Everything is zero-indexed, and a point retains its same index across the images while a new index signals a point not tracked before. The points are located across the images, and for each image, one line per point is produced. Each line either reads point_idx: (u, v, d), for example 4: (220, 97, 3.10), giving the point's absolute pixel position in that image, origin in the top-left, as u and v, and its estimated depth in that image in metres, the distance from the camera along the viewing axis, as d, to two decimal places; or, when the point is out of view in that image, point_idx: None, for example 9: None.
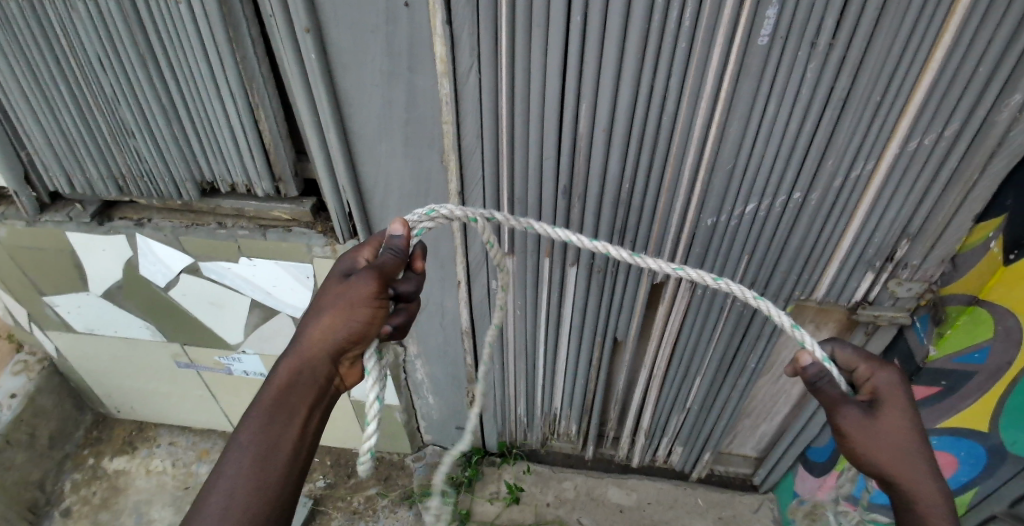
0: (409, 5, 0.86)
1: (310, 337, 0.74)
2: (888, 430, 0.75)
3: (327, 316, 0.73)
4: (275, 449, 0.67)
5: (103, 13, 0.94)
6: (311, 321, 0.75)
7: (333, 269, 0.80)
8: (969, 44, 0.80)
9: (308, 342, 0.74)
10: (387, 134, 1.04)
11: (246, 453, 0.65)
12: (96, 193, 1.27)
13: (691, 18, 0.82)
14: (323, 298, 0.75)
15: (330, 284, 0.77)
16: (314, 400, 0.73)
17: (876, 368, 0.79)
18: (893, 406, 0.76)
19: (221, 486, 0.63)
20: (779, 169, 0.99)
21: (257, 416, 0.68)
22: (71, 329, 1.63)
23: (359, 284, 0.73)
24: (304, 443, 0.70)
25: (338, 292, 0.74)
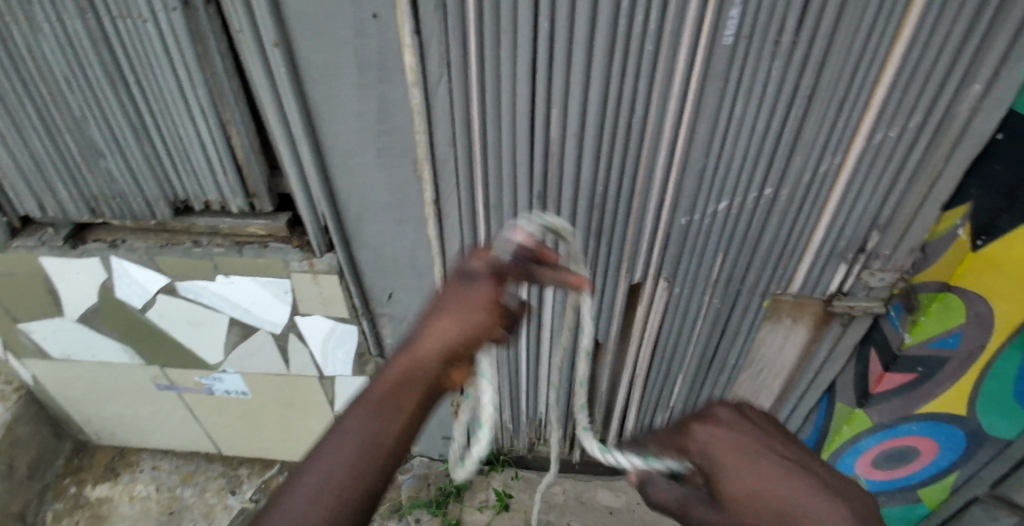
0: (377, 17, 0.86)
1: (423, 321, 0.66)
2: (739, 485, 0.72)
3: (443, 311, 0.65)
4: (368, 447, 0.57)
5: (69, 33, 0.93)
6: (428, 309, 0.67)
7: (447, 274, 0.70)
8: (928, 36, 0.82)
9: (421, 330, 0.65)
10: (360, 146, 1.04)
11: (343, 447, 0.56)
12: (67, 215, 1.25)
13: (656, 20, 0.83)
14: (441, 295, 0.67)
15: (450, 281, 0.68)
16: (419, 401, 0.62)
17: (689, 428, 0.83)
18: (718, 453, 0.77)
19: (317, 467, 0.55)
20: (749, 167, 1.01)
21: (374, 392, 0.61)
22: (47, 356, 1.60)
23: (482, 289, 0.66)
24: (403, 443, 0.59)
25: (458, 294, 0.66)
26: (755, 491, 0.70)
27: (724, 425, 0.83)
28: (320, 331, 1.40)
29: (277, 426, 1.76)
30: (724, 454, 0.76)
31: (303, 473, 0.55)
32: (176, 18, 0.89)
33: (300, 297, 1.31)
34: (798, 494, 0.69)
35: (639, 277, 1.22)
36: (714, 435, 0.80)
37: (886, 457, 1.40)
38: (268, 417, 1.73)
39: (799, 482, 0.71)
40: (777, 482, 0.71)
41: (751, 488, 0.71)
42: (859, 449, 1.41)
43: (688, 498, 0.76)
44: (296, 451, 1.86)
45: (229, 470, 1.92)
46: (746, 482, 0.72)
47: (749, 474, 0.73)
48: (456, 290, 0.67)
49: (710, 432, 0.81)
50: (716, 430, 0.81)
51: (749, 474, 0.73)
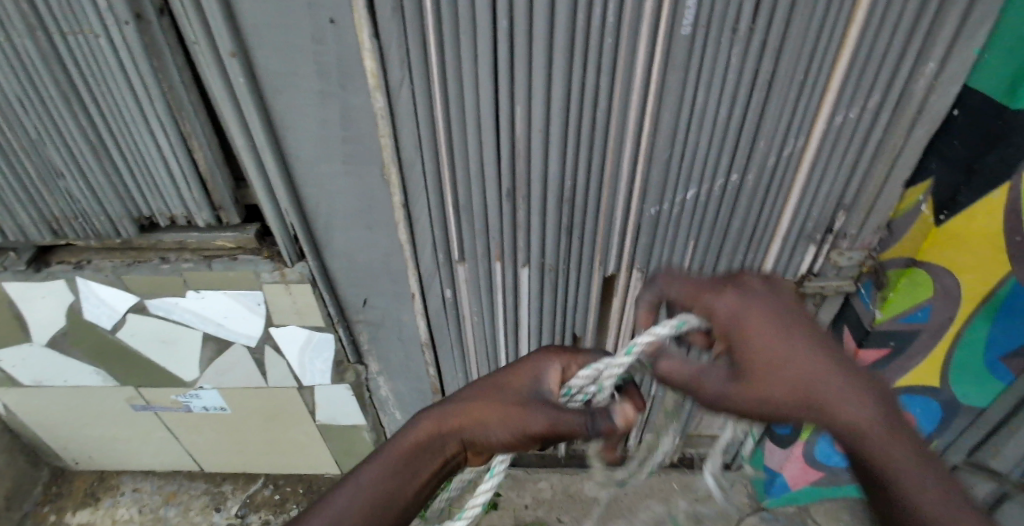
0: (335, 22, 0.85)
1: (465, 393, 0.74)
2: (777, 376, 0.66)
3: (485, 403, 0.72)
4: (383, 504, 0.68)
5: (18, 52, 0.90)
6: (475, 386, 0.74)
7: (527, 359, 0.76)
8: (882, 18, 0.83)
9: (462, 400, 0.73)
10: (325, 153, 1.03)
11: (363, 491, 0.68)
12: (29, 239, 1.22)
13: (614, 14, 0.83)
14: (499, 383, 0.74)
15: (513, 378, 0.74)
16: (434, 470, 0.72)
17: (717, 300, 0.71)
18: (754, 335, 0.68)
19: (345, 491, 0.68)
20: (714, 154, 1.02)
21: (399, 442, 0.72)
22: (19, 383, 1.56)
23: (533, 415, 0.69)
24: (412, 504, 0.71)
25: (509, 402, 0.71)
26: (795, 384, 0.65)
27: (758, 297, 0.71)
28: (296, 341, 1.39)
29: (260, 440, 1.74)
30: (762, 337, 0.68)
31: (326, 501, 0.68)
32: (128, 32, 0.87)
33: (274, 308, 1.30)
34: (840, 397, 0.65)
35: (613, 269, 1.23)
36: (750, 311, 0.69)
37: None
38: (249, 431, 1.71)
39: (845, 387, 0.65)
40: (820, 379, 0.66)
41: (789, 379, 0.65)
42: None
43: (701, 374, 0.68)
44: (280, 464, 1.84)
45: (213, 487, 1.90)
46: (780, 369, 0.66)
47: (790, 371, 0.66)
48: (513, 393, 0.72)
49: (742, 302, 0.70)
50: (752, 305, 0.70)
51: (783, 354, 0.66)
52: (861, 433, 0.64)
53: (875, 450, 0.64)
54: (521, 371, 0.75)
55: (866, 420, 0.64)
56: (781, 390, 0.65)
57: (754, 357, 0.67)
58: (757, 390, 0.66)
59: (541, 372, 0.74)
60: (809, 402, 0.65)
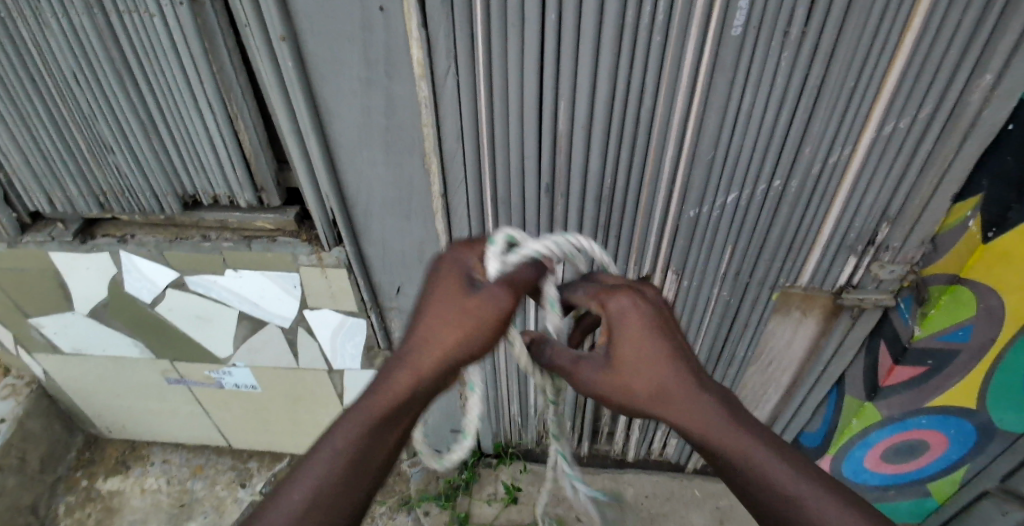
0: (384, 11, 0.86)
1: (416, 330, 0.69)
2: (643, 385, 0.65)
3: (443, 322, 0.68)
4: (364, 461, 0.64)
5: (76, 28, 0.93)
6: (425, 314, 0.69)
7: (456, 269, 0.72)
8: (938, 27, 0.81)
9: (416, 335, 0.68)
10: (368, 140, 1.04)
11: (338, 455, 0.63)
12: (77, 210, 1.25)
13: (664, 12, 0.82)
14: (447, 300, 0.69)
15: (451, 289, 0.70)
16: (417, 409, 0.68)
17: (603, 299, 0.69)
18: (628, 343, 0.66)
19: (320, 454, 0.63)
20: (757, 159, 1.00)
21: (370, 399, 0.66)
22: (58, 350, 1.61)
23: (497, 303, 0.68)
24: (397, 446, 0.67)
25: (465, 304, 0.68)
26: (661, 403, 0.65)
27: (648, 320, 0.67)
28: (329, 325, 1.42)
29: (287, 419, 1.77)
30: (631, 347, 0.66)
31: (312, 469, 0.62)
32: (181, 13, 0.89)
33: (309, 291, 1.32)
34: (714, 419, 0.63)
35: (647, 270, 1.23)
36: (617, 321, 0.67)
37: (894, 451, 1.40)
38: (277, 411, 1.74)
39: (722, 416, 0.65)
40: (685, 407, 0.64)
41: (660, 395, 0.65)
42: (869, 442, 1.42)
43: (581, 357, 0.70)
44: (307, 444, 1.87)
45: (239, 463, 1.94)
46: (650, 390, 0.65)
47: (653, 379, 0.65)
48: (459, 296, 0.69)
49: (626, 308, 0.67)
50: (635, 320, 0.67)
51: (653, 368, 0.66)
52: (745, 464, 0.62)
53: (765, 485, 0.61)
54: (450, 280, 0.71)
55: (753, 451, 0.62)
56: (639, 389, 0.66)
57: (622, 360, 0.66)
58: (625, 395, 0.66)
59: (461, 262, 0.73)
60: (676, 420, 0.65)
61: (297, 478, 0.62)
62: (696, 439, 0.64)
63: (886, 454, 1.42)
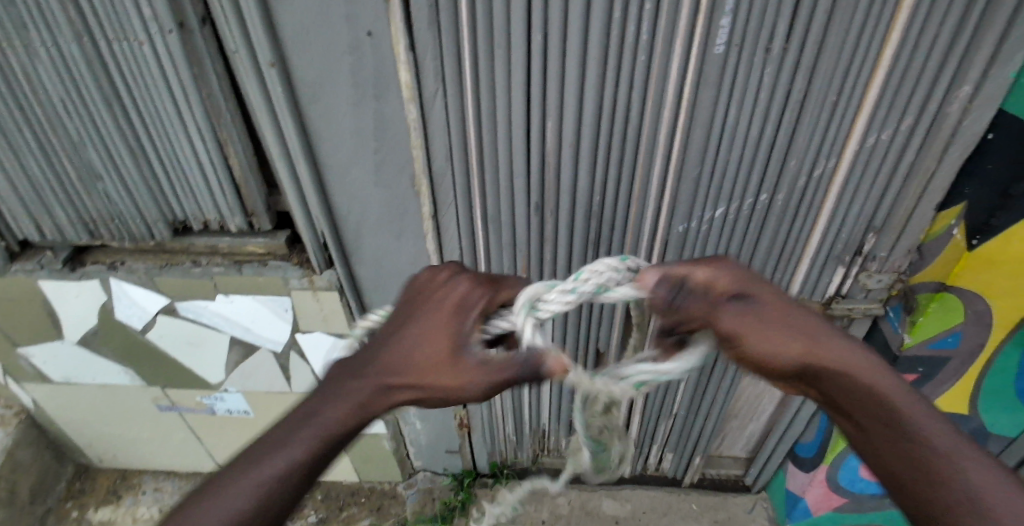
0: (372, 35, 0.87)
1: (390, 364, 0.67)
2: (784, 325, 0.64)
3: (421, 364, 0.66)
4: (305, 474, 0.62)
5: (65, 57, 0.93)
6: (410, 346, 0.68)
7: (453, 307, 0.69)
8: (916, 41, 0.83)
9: (387, 368, 0.67)
10: (359, 163, 1.05)
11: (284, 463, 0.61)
12: (66, 238, 1.25)
13: (648, 30, 0.84)
14: (434, 341, 0.67)
15: (442, 340, 0.67)
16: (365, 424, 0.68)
17: (710, 264, 0.67)
18: (762, 294, 0.66)
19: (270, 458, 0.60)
20: (743, 173, 1.01)
21: (331, 411, 0.64)
22: (47, 379, 1.59)
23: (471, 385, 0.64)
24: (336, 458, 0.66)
25: (445, 358, 0.66)
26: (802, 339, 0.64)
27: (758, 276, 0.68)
28: (322, 347, 1.41)
29: None
30: (762, 292, 0.66)
31: (230, 489, 0.59)
32: (171, 40, 0.89)
33: (301, 313, 1.32)
34: (849, 352, 0.64)
35: None
36: (739, 278, 0.66)
37: None
38: None
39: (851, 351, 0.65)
40: (824, 343, 0.64)
41: (799, 331, 0.64)
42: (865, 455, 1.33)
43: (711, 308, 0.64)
44: None
45: None
46: (784, 332, 0.63)
47: (791, 321, 0.64)
48: (446, 355, 0.66)
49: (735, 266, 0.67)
50: (750, 273, 0.67)
51: (784, 313, 0.65)
52: (875, 389, 0.63)
53: (916, 424, 0.60)
54: (448, 330, 0.67)
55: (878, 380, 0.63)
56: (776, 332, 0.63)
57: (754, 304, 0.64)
58: (765, 337, 0.63)
59: (468, 311, 0.68)
60: (823, 355, 0.63)
61: (225, 485, 0.60)
62: (836, 373, 0.63)
63: None
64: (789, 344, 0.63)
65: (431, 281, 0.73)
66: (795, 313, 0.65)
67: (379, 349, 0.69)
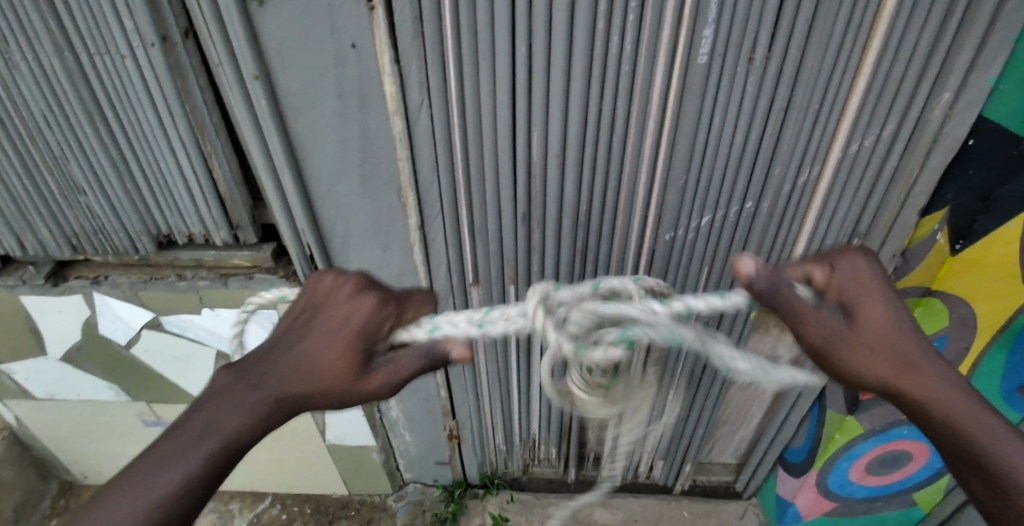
0: (356, 47, 0.86)
1: (285, 372, 0.63)
2: (880, 337, 0.63)
3: (329, 368, 0.63)
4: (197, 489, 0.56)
5: (46, 71, 0.93)
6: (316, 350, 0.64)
7: (362, 312, 0.67)
8: (896, 50, 0.84)
9: (281, 378, 0.63)
10: (344, 175, 1.04)
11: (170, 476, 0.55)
12: (48, 253, 1.23)
13: (632, 41, 0.84)
14: (341, 344, 0.65)
15: (348, 350, 0.64)
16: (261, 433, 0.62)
17: (831, 262, 0.66)
18: (865, 302, 0.64)
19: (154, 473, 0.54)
20: (728, 182, 1.02)
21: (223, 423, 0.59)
22: (30, 395, 1.57)
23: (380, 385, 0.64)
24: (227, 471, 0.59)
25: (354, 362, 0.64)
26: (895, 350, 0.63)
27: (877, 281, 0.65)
28: None
29: (271, 460, 1.74)
30: (870, 300, 0.64)
31: (112, 516, 0.53)
32: (153, 54, 0.89)
33: None
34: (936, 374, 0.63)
35: None
36: (862, 284, 0.65)
37: (880, 461, 1.35)
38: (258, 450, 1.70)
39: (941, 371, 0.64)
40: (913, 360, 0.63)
41: (893, 344, 0.63)
42: (855, 454, 1.36)
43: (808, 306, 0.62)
44: (291, 482, 1.83)
45: (220, 505, 1.88)
46: (880, 338, 0.63)
47: (889, 333, 0.63)
48: (352, 356, 0.64)
49: (855, 269, 0.65)
50: (867, 278, 0.65)
51: (887, 321, 0.64)
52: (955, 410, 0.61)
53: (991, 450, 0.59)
54: (349, 339, 0.65)
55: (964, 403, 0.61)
56: (873, 336, 0.63)
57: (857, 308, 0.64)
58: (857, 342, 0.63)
59: (375, 321, 0.67)
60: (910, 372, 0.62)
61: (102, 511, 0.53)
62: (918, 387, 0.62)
63: (872, 465, 1.37)
64: (880, 349, 0.63)
65: (327, 290, 0.70)
66: (897, 326, 0.64)
67: (271, 358, 0.65)
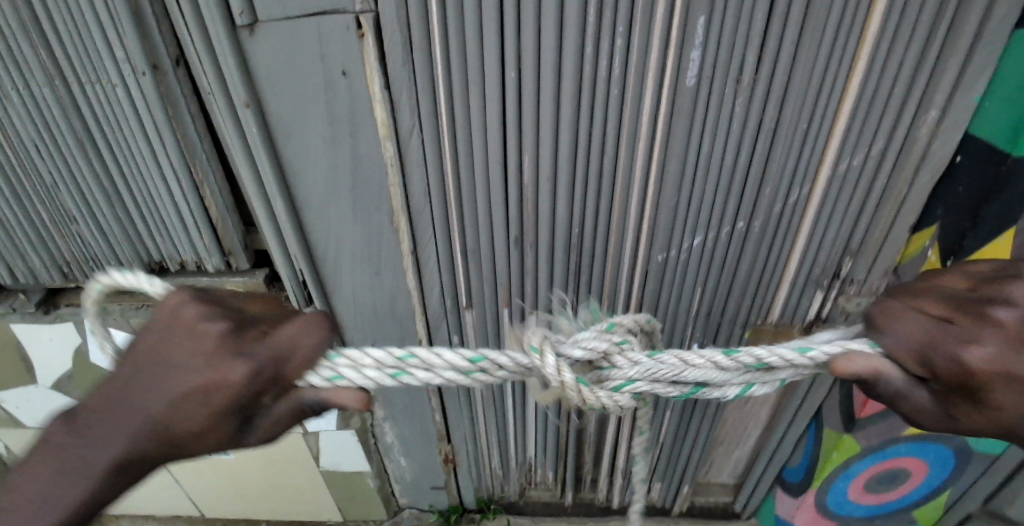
0: (347, 74, 0.87)
1: (151, 421, 0.63)
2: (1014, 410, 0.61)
3: (194, 406, 0.62)
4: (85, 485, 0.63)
5: (36, 100, 0.93)
6: (179, 383, 0.62)
7: (228, 351, 0.62)
8: (881, 70, 0.85)
9: (144, 427, 0.63)
10: (336, 202, 1.04)
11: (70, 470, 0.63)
12: (39, 281, 1.22)
13: (621, 66, 0.85)
14: (205, 386, 0.61)
15: (215, 393, 0.61)
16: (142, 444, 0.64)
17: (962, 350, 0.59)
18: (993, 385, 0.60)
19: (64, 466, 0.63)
20: (718, 203, 1.03)
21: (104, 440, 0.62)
22: (19, 424, 1.55)
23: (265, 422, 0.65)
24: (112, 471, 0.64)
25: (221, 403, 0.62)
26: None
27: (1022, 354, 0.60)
28: None
29: (263, 486, 1.71)
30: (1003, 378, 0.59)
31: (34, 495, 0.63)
32: (145, 82, 0.89)
33: None
34: None
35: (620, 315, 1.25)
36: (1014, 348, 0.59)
37: (877, 480, 1.35)
38: (250, 477, 1.68)
39: None
40: None
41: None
42: (851, 474, 1.36)
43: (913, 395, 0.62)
44: (285, 510, 1.81)
45: None
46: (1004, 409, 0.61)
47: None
48: (220, 400, 0.62)
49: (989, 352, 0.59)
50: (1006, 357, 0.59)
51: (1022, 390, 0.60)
52: None
53: None
54: (218, 409, 0.62)
55: None
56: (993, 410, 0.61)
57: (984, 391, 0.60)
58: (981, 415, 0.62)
59: (252, 387, 0.62)
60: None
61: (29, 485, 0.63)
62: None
63: (870, 484, 1.37)
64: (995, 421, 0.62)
65: (198, 330, 0.63)
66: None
67: (132, 399, 0.63)
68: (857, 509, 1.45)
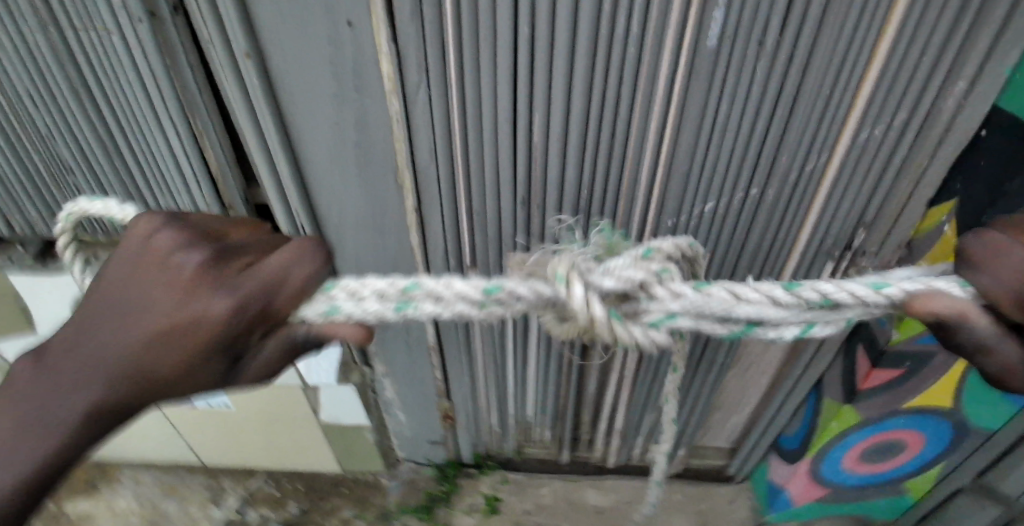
0: (351, 24, 0.82)
1: (132, 360, 0.61)
2: None
3: (169, 350, 0.61)
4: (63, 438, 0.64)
5: (26, 43, 0.88)
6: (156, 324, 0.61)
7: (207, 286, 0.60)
8: (914, 37, 0.80)
9: (118, 368, 0.62)
10: (341, 159, 1.01)
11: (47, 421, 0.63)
12: (35, 232, 1.20)
13: (639, 25, 0.80)
14: (181, 325, 0.60)
15: (192, 332, 0.60)
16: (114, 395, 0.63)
17: None
18: None
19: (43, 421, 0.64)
20: (731, 170, 1.00)
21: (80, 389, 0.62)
22: None
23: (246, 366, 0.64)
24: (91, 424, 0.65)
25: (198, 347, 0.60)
26: None
27: None
28: None
29: (262, 437, 1.73)
30: None
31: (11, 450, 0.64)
32: (141, 29, 0.83)
33: None
34: None
35: None
36: None
37: (872, 449, 1.37)
38: (251, 429, 1.71)
39: None
40: None
41: None
42: (848, 444, 1.38)
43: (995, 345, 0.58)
44: (285, 461, 1.84)
45: (213, 482, 1.91)
46: None
47: None
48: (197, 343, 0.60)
49: None
50: None
51: None
52: None
53: None
54: (195, 351, 0.60)
55: None
56: None
57: None
58: None
59: (238, 320, 0.60)
60: None
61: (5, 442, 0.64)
62: None
63: (864, 454, 1.39)
64: None
65: (172, 262, 0.62)
66: None
67: (104, 343, 0.62)
68: (847, 479, 1.48)
